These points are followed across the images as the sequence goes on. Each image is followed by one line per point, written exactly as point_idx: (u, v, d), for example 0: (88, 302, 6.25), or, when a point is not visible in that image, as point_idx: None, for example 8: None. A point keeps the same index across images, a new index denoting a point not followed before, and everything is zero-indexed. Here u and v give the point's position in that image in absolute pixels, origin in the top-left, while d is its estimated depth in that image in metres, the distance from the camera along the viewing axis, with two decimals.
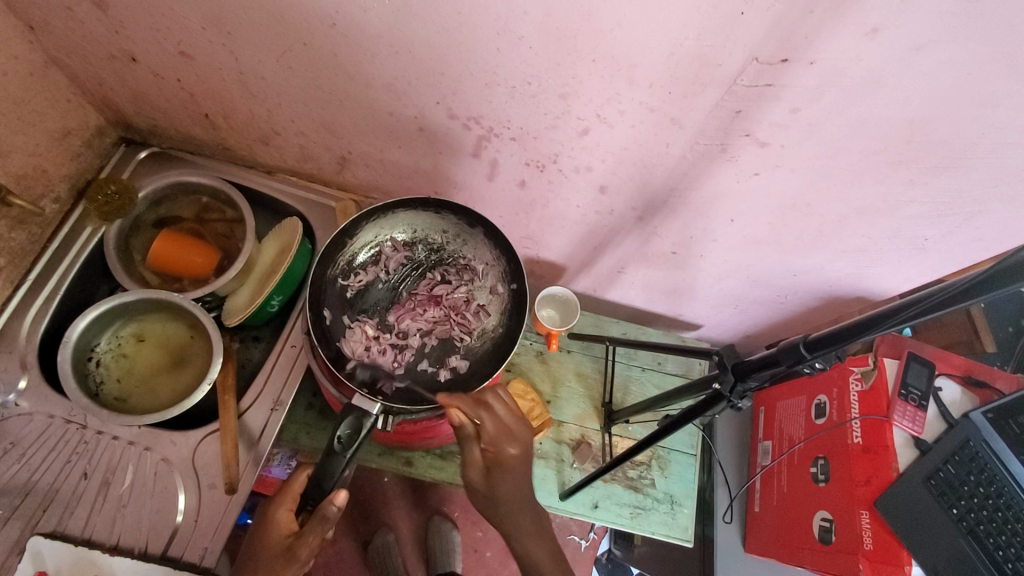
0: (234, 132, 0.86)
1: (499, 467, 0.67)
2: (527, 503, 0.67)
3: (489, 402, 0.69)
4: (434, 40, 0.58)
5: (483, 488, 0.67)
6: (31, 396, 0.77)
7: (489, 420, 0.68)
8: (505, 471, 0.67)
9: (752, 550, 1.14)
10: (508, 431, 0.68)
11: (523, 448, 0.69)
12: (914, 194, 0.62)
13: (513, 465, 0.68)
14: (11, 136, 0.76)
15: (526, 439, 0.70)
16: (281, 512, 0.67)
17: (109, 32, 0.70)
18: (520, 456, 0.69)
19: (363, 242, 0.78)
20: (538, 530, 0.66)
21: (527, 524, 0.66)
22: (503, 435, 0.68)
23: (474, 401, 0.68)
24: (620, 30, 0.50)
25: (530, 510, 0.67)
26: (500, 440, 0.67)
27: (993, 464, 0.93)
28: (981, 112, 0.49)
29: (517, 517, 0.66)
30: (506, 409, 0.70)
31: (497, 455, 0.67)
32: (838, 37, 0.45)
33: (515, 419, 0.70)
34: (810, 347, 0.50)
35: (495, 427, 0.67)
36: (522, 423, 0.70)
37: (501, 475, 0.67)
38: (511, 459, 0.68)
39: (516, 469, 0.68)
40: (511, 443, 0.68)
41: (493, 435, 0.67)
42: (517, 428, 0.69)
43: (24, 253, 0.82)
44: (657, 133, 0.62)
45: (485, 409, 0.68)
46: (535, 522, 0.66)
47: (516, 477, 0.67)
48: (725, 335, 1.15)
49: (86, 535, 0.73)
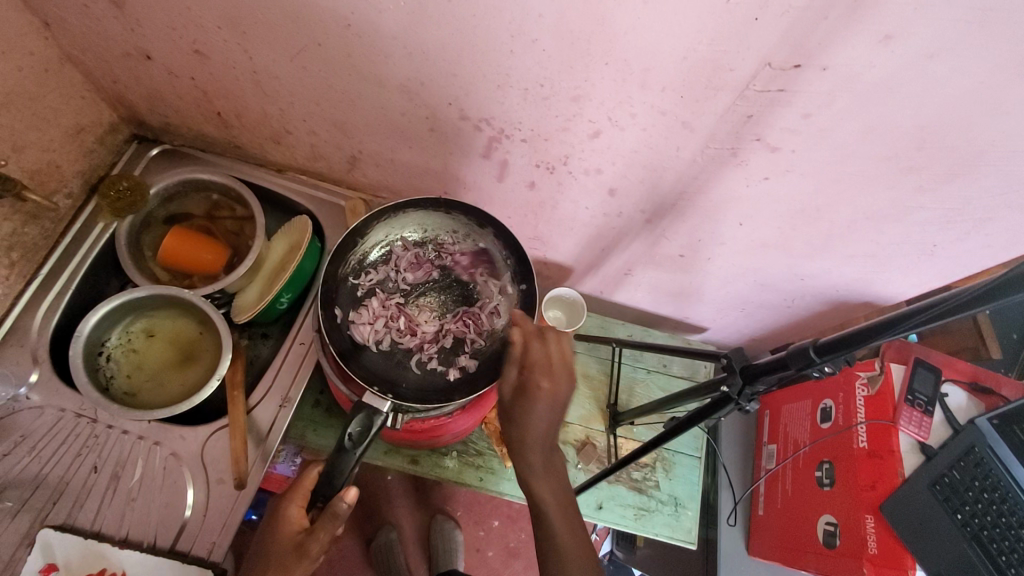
0: (246, 130, 0.87)
1: (523, 395, 0.65)
2: (544, 441, 0.65)
3: (546, 336, 0.67)
4: (447, 42, 0.58)
5: (507, 405, 0.67)
6: (42, 389, 0.78)
7: (537, 347, 0.67)
8: (530, 402, 0.64)
9: (756, 553, 1.14)
10: (548, 367, 0.65)
11: (556, 391, 0.64)
12: (924, 200, 0.62)
13: (539, 398, 0.64)
14: (25, 131, 0.76)
15: (563, 385, 0.65)
16: (292, 508, 0.67)
17: (125, 30, 0.71)
18: (551, 395, 0.64)
19: (374, 242, 0.79)
20: (549, 473, 0.64)
21: (538, 466, 0.64)
22: (542, 368, 0.65)
23: (537, 329, 0.68)
24: (635, 34, 0.51)
25: (545, 450, 0.65)
26: (536, 368, 0.65)
27: (997, 470, 0.93)
28: (992, 120, 0.49)
29: (529, 451, 0.64)
30: (559, 352, 0.66)
31: (528, 382, 0.65)
32: (850, 44, 0.46)
33: (563, 363, 0.66)
34: (819, 351, 0.50)
35: (540, 355, 0.66)
36: (568, 369, 0.65)
37: (528, 403, 0.64)
38: (538, 391, 0.64)
39: (539, 406, 0.64)
40: (542, 378, 0.64)
41: (535, 362, 0.66)
42: (559, 371, 0.65)
43: (37, 248, 0.83)
44: (668, 137, 0.62)
45: (542, 337, 0.67)
46: (548, 464, 0.65)
47: (539, 409, 0.64)
48: (730, 338, 1.15)
49: (95, 528, 0.73)
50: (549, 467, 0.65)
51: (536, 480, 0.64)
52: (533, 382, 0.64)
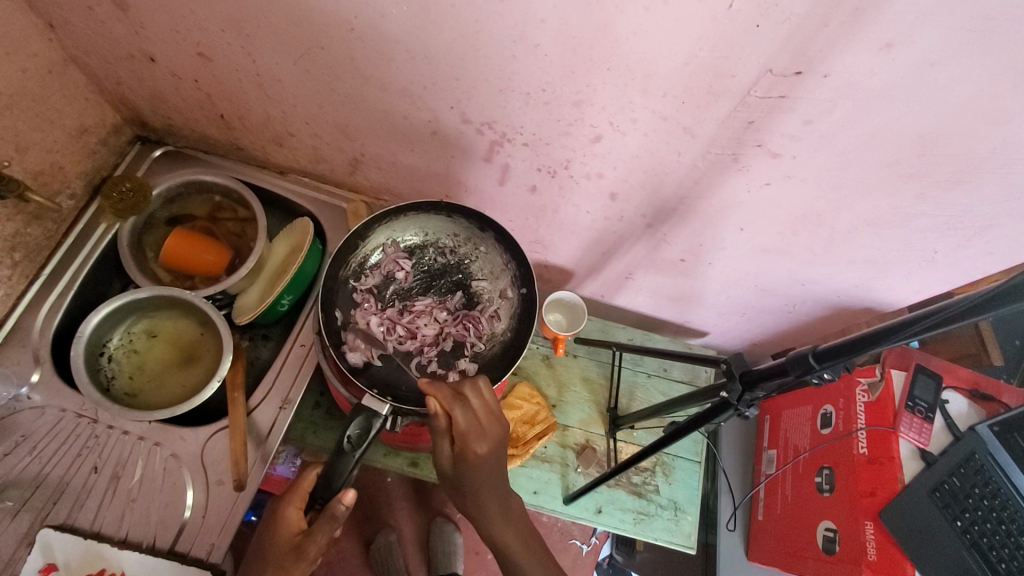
0: (249, 132, 0.87)
1: (464, 465, 0.65)
2: (495, 491, 0.66)
3: (467, 396, 0.66)
4: (449, 46, 0.58)
5: (450, 473, 0.67)
6: (44, 389, 0.78)
7: (462, 412, 0.65)
8: (471, 468, 0.64)
9: (755, 559, 1.14)
10: (479, 428, 0.65)
11: (493, 448, 0.65)
12: (924, 207, 0.62)
13: (478, 465, 0.64)
14: (29, 132, 0.77)
15: (499, 436, 0.66)
16: (290, 509, 0.67)
17: (129, 32, 0.72)
18: (489, 455, 0.65)
19: (375, 245, 0.79)
20: (508, 517, 0.66)
21: (495, 512, 0.66)
22: (474, 433, 0.65)
23: (455, 391, 0.66)
24: (637, 40, 0.51)
25: (499, 497, 0.66)
26: (468, 436, 0.64)
27: (997, 477, 0.93)
28: (993, 128, 0.49)
29: (485, 504, 0.65)
30: (482, 407, 0.66)
31: (461, 451, 0.65)
32: (852, 51, 0.46)
33: (490, 417, 0.66)
34: (819, 358, 0.50)
35: (466, 421, 0.64)
36: (496, 424, 0.66)
37: (467, 471, 0.65)
38: (478, 458, 0.64)
39: (481, 467, 0.65)
40: (477, 442, 0.64)
41: (463, 430, 0.64)
42: (490, 426, 0.66)
43: (40, 248, 0.83)
44: (669, 142, 0.62)
45: (462, 402, 0.66)
46: (504, 509, 0.66)
47: (482, 473, 0.65)
48: (732, 342, 1.15)
49: (95, 528, 0.74)
50: (507, 513, 0.66)
51: (495, 530, 0.65)
52: (471, 450, 0.64)
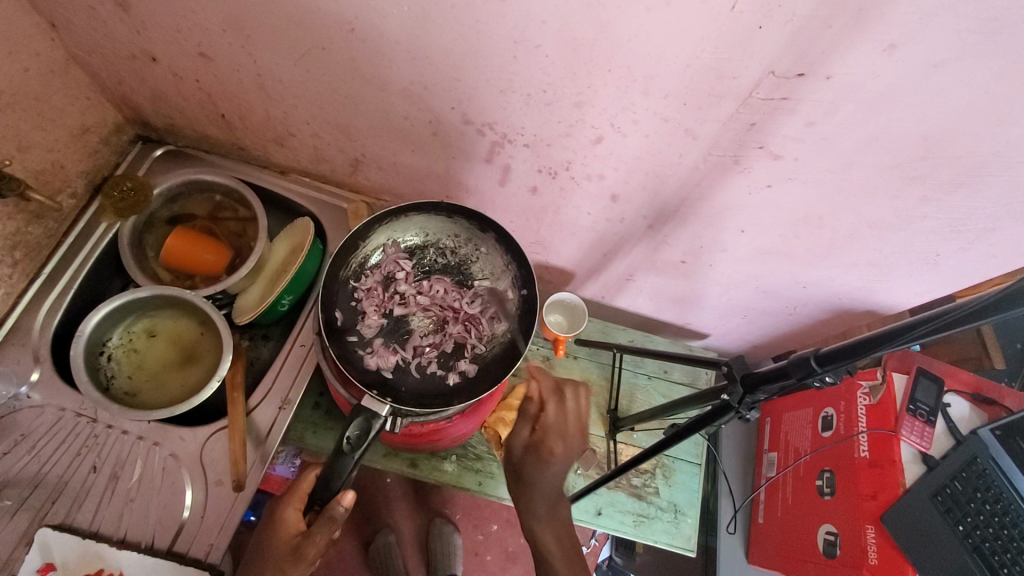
0: (249, 132, 0.87)
1: (534, 455, 0.67)
2: (550, 494, 0.67)
3: (564, 395, 0.69)
4: (451, 47, 0.58)
5: (518, 460, 0.69)
6: (43, 389, 0.78)
7: (554, 407, 0.68)
8: (540, 461, 0.66)
9: (755, 561, 1.14)
10: (563, 428, 0.67)
11: (569, 454, 0.67)
12: (926, 210, 0.62)
13: (550, 460, 0.66)
14: (31, 131, 0.77)
15: (576, 446, 0.67)
16: (289, 511, 0.67)
17: (131, 31, 0.72)
18: (564, 458, 0.67)
19: (375, 245, 0.79)
20: (553, 520, 0.67)
21: (543, 513, 0.67)
22: (557, 430, 0.67)
23: (555, 386, 0.69)
24: (639, 41, 0.51)
25: (550, 500, 0.67)
26: (552, 431, 0.67)
27: (998, 481, 0.93)
28: (997, 130, 0.49)
29: (537, 503, 0.67)
30: (574, 411, 0.69)
31: (540, 441, 0.67)
32: (855, 53, 0.46)
33: (579, 424, 0.68)
34: (821, 361, 0.49)
35: (557, 416, 0.68)
36: (580, 432, 0.68)
37: (535, 461, 0.67)
38: (552, 454, 0.66)
39: (550, 465, 0.66)
40: (555, 441, 0.67)
41: (549, 422, 0.67)
42: (574, 433, 0.68)
43: (40, 247, 0.83)
44: (670, 143, 0.62)
45: (561, 397, 0.69)
46: (552, 512, 0.68)
47: (550, 468, 0.66)
48: (732, 345, 1.15)
49: (93, 528, 0.73)
50: (553, 516, 0.67)
51: (538, 525, 0.67)
52: (546, 443, 0.66)
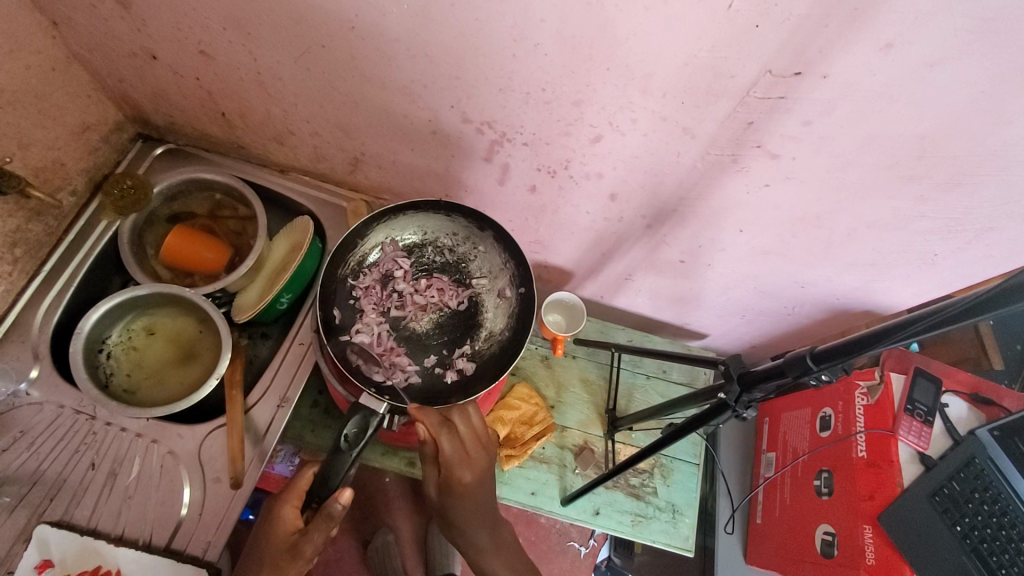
0: (249, 130, 0.87)
1: (450, 493, 0.69)
2: (484, 519, 0.70)
3: (454, 423, 0.70)
4: (450, 45, 0.58)
5: (437, 501, 0.71)
6: (42, 386, 0.78)
7: (449, 440, 0.68)
8: (457, 496, 0.69)
9: (752, 561, 1.14)
10: (464, 456, 0.69)
11: (477, 475, 0.70)
12: (923, 209, 0.62)
13: (465, 492, 0.69)
14: (31, 129, 0.77)
15: (483, 464, 0.71)
16: (287, 508, 0.67)
17: (131, 30, 0.72)
18: (476, 480, 0.69)
19: (374, 243, 0.79)
20: (497, 546, 0.71)
21: (486, 543, 0.70)
22: (458, 460, 0.68)
23: (441, 419, 0.69)
24: (637, 39, 0.51)
25: (488, 526, 0.71)
26: (454, 464, 0.68)
27: (997, 481, 0.92)
28: (992, 130, 0.49)
29: (472, 532, 0.70)
30: (468, 431, 0.71)
31: (448, 479, 0.69)
32: (851, 52, 0.46)
33: (475, 445, 0.71)
34: (817, 359, 0.49)
35: (453, 449, 0.68)
36: (482, 449, 0.71)
37: (454, 500, 0.69)
38: (465, 484, 0.69)
39: (469, 495, 0.69)
40: (462, 470, 0.69)
41: (449, 457, 0.68)
42: (475, 454, 0.70)
43: (40, 244, 0.84)
44: (669, 142, 0.62)
45: (449, 428, 0.69)
46: (494, 537, 0.71)
47: (468, 500, 0.69)
48: (732, 345, 1.15)
49: (91, 525, 0.74)
50: (497, 544, 0.71)
51: (485, 558, 0.71)
52: (456, 479, 0.68)
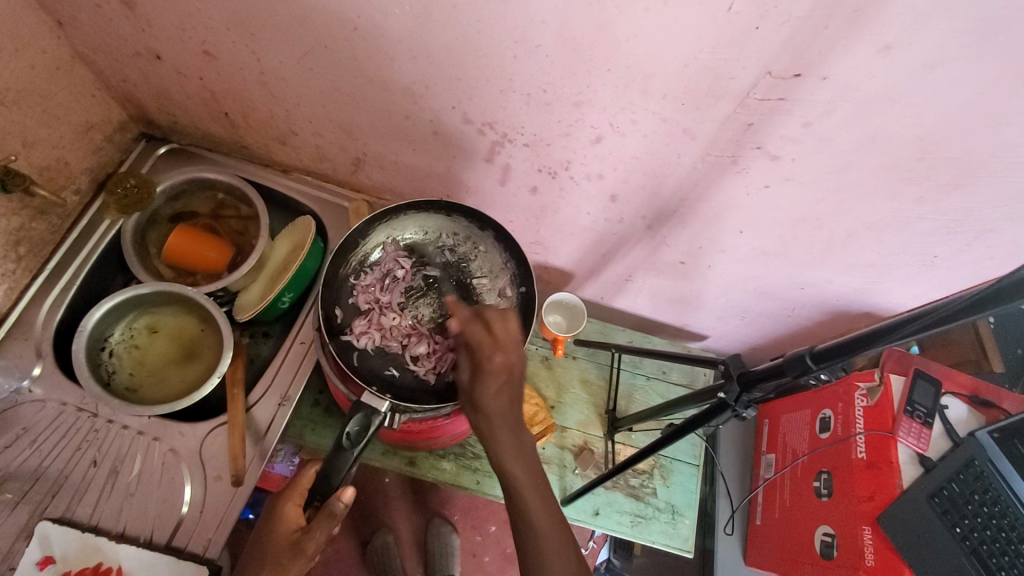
0: (252, 131, 0.88)
1: (480, 375, 0.63)
2: (510, 419, 0.62)
3: (487, 316, 0.67)
4: (452, 46, 0.59)
5: (466, 392, 0.64)
6: (44, 383, 0.79)
7: (480, 327, 0.66)
8: (485, 378, 0.63)
9: (752, 562, 1.14)
10: (494, 341, 0.65)
11: (509, 362, 0.64)
12: (924, 210, 0.62)
13: (494, 374, 0.63)
14: (36, 128, 0.77)
15: (515, 357, 0.64)
16: (290, 506, 0.67)
17: (136, 30, 0.72)
18: (507, 367, 0.63)
19: (376, 243, 0.80)
20: (521, 453, 0.61)
21: (508, 443, 0.61)
22: (489, 343, 0.64)
23: (475, 313, 0.68)
24: (637, 42, 0.51)
25: (513, 429, 0.62)
26: (483, 346, 0.64)
27: (997, 484, 0.92)
28: (992, 131, 0.49)
29: (496, 428, 0.61)
30: (502, 325, 0.66)
31: (479, 361, 0.64)
32: (850, 54, 0.46)
33: (509, 337, 0.65)
34: (816, 359, 0.50)
35: (484, 334, 0.65)
36: (515, 342, 0.65)
37: (483, 383, 0.62)
38: (494, 367, 0.63)
39: (495, 379, 0.63)
40: (492, 352, 0.63)
41: (479, 341, 0.65)
42: (507, 343, 0.65)
43: (44, 243, 0.84)
44: (669, 144, 0.63)
45: (483, 318, 0.67)
46: (518, 443, 0.62)
47: (498, 385, 0.63)
48: (731, 347, 1.15)
49: (93, 522, 0.74)
50: (520, 448, 0.62)
51: (506, 458, 0.61)
52: (485, 359, 0.63)
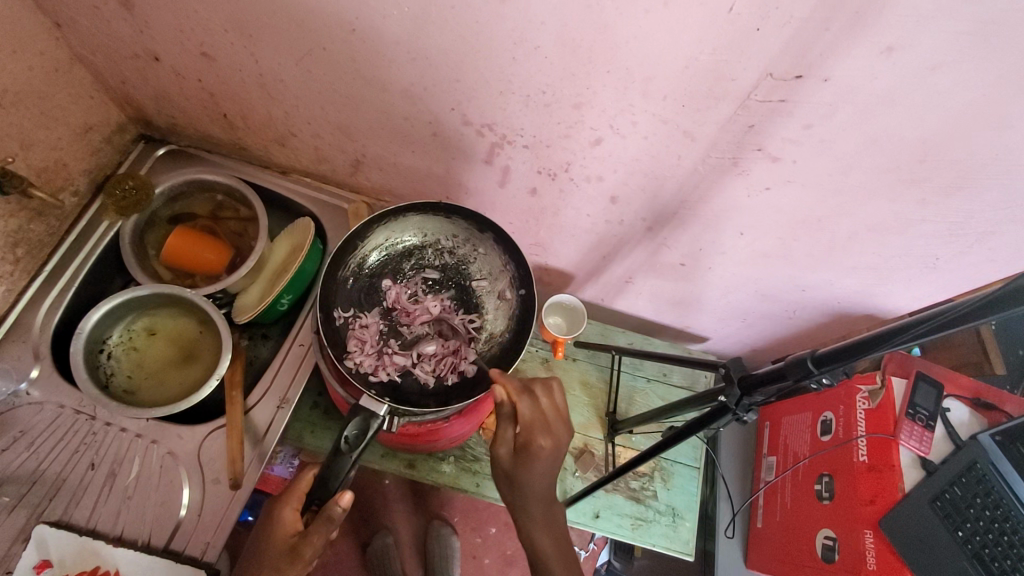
0: (251, 132, 0.87)
1: (524, 455, 0.62)
2: (546, 496, 0.63)
3: (535, 391, 0.66)
4: (450, 47, 0.59)
5: (506, 469, 0.64)
6: (42, 385, 0.79)
7: (530, 403, 0.64)
8: (531, 460, 0.62)
9: (753, 566, 1.13)
10: (545, 421, 0.64)
11: (557, 446, 0.63)
12: (927, 213, 0.61)
13: (541, 456, 0.62)
14: (34, 129, 0.77)
15: (563, 438, 0.64)
16: (287, 510, 0.67)
17: (134, 31, 0.72)
18: (553, 450, 0.63)
19: (375, 244, 0.79)
20: (550, 523, 0.63)
21: (540, 515, 0.63)
22: (540, 425, 0.63)
23: (523, 385, 0.66)
24: (637, 43, 0.51)
25: (546, 502, 0.63)
26: (533, 427, 0.63)
27: (998, 486, 0.92)
28: (994, 133, 0.49)
29: (531, 505, 0.63)
30: (551, 404, 0.65)
31: (526, 441, 0.62)
32: (851, 56, 0.46)
33: (559, 418, 0.65)
34: (818, 362, 0.49)
35: (535, 413, 0.64)
36: (563, 423, 0.65)
37: (528, 464, 0.62)
38: (542, 449, 0.62)
39: (540, 463, 0.62)
40: (543, 435, 0.62)
41: (530, 419, 0.63)
42: (556, 425, 0.64)
43: (42, 245, 0.84)
44: (670, 145, 0.62)
45: (534, 394, 0.65)
46: (549, 515, 0.63)
47: (543, 469, 0.62)
48: (732, 348, 1.14)
49: (90, 525, 0.74)
50: (552, 519, 0.63)
51: (535, 528, 0.63)
52: (533, 441, 0.62)
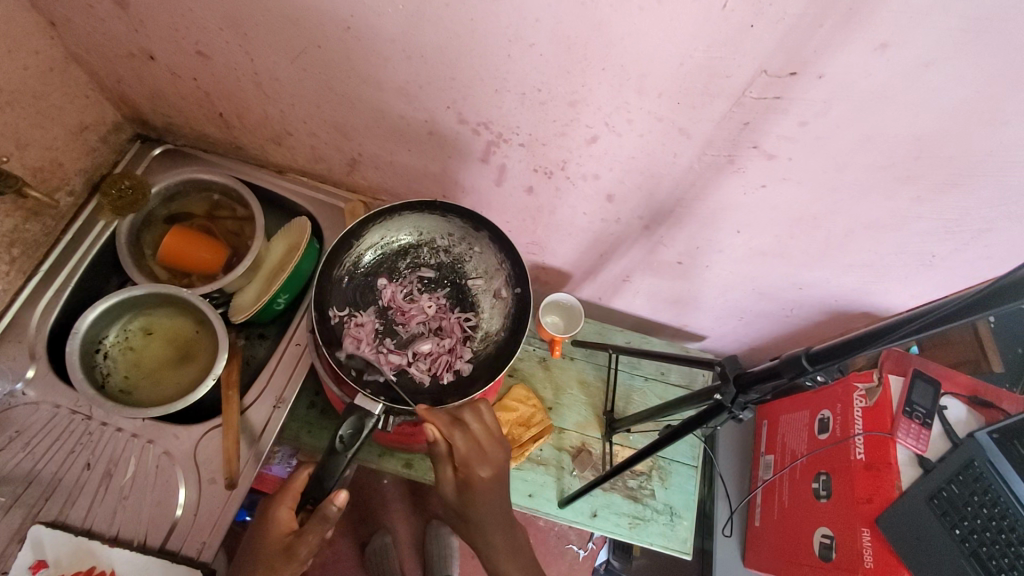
0: (247, 131, 0.87)
1: (468, 489, 0.68)
2: (501, 521, 0.68)
3: (465, 420, 0.68)
4: (444, 45, 0.58)
5: (455, 504, 0.69)
6: (38, 385, 0.78)
7: (462, 436, 0.67)
8: (476, 493, 0.67)
9: (751, 564, 1.13)
10: (480, 450, 0.68)
11: (495, 468, 0.69)
12: (923, 210, 0.61)
13: (484, 487, 0.67)
14: (29, 129, 0.77)
15: (500, 457, 0.69)
16: (282, 509, 0.67)
17: (129, 30, 0.72)
18: (494, 475, 0.68)
19: (370, 243, 0.79)
20: (513, 551, 0.68)
21: (502, 544, 0.68)
22: (476, 456, 0.68)
23: (451, 417, 0.68)
24: (632, 39, 0.51)
25: (504, 527, 0.68)
26: (469, 460, 0.67)
27: (996, 485, 0.90)
28: (988, 130, 0.49)
29: (491, 535, 0.67)
30: (483, 427, 0.69)
31: (468, 476, 0.68)
32: (846, 52, 0.46)
33: (490, 438, 0.69)
34: (812, 360, 0.49)
35: (467, 445, 0.67)
36: (497, 442, 0.70)
37: (473, 497, 0.67)
38: (484, 479, 0.68)
39: (483, 491, 0.67)
40: (481, 466, 0.67)
41: (464, 454, 0.67)
42: (491, 448, 0.69)
43: (38, 244, 0.84)
44: (665, 143, 0.62)
45: (463, 425, 0.68)
46: (510, 542, 0.68)
47: (488, 499, 0.68)
48: (730, 347, 1.14)
49: (85, 525, 0.73)
50: (513, 545, 0.68)
51: (500, 557, 0.67)
52: (474, 475, 0.67)
